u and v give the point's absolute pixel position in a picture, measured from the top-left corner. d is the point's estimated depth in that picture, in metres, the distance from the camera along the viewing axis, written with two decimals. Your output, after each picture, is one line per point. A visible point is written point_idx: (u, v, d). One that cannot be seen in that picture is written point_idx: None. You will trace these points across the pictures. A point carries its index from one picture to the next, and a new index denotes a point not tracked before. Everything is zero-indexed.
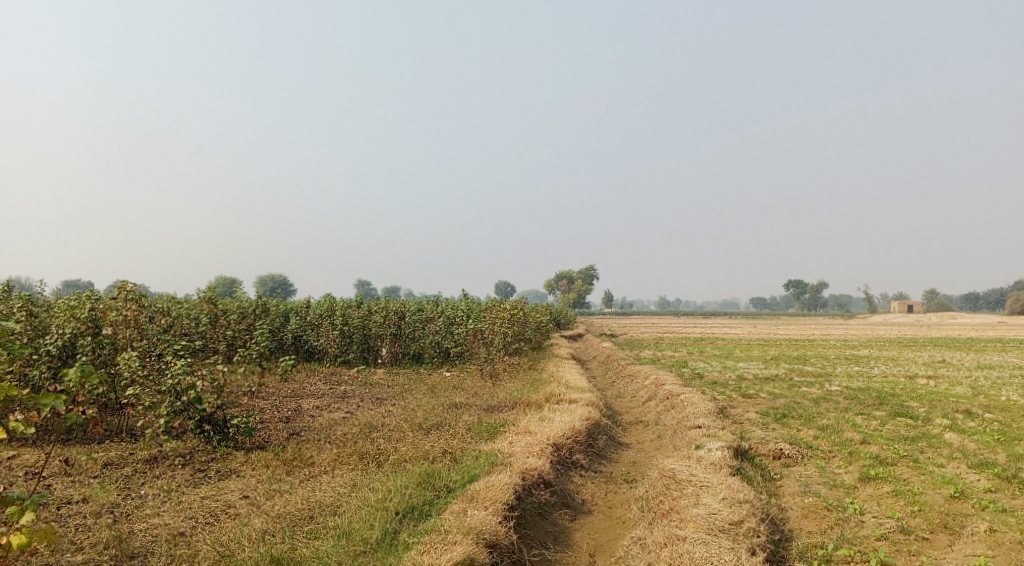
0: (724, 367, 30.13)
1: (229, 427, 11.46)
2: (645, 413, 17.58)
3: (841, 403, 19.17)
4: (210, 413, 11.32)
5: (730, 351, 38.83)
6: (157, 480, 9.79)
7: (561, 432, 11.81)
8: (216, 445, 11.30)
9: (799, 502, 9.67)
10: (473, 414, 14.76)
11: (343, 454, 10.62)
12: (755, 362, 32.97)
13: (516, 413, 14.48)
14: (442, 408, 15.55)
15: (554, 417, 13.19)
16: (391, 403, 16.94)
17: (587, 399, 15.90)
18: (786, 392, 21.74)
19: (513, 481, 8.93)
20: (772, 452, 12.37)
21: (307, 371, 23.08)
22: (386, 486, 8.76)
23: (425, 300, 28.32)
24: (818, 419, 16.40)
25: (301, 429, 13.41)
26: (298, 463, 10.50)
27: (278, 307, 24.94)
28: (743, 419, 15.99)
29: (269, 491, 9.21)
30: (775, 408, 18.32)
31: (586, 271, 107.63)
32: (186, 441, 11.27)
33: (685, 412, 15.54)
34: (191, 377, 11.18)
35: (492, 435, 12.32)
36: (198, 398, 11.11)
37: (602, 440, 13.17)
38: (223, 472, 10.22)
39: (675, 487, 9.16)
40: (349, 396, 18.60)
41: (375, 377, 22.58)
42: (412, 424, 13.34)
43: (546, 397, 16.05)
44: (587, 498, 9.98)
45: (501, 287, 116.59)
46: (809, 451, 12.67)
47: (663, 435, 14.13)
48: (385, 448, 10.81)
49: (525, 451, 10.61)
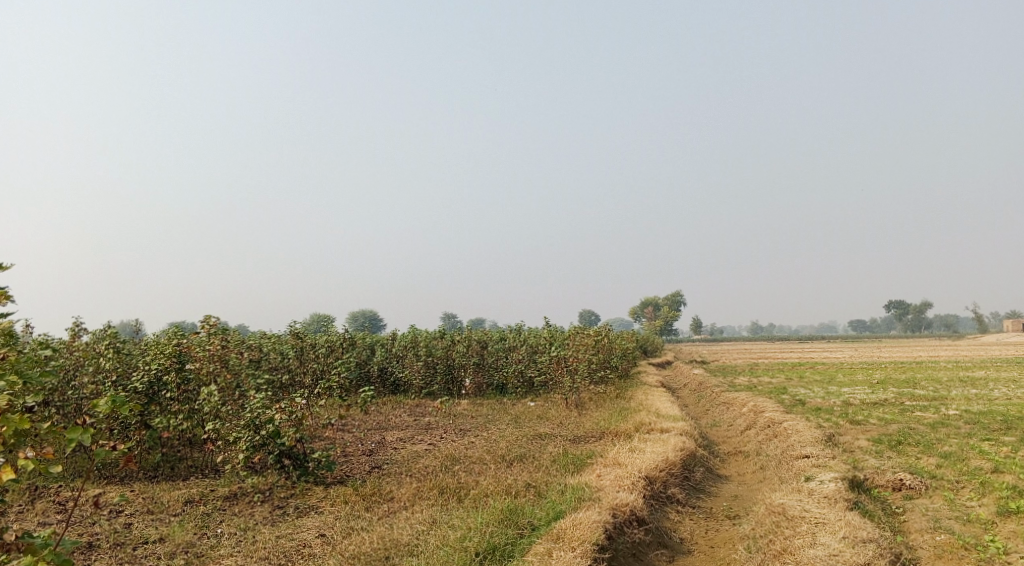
0: (826, 392, 28.19)
1: (309, 461, 11.20)
2: (744, 442, 16.40)
3: (963, 427, 17.36)
4: (289, 447, 11.09)
5: (832, 375, 36.51)
6: (236, 519, 9.66)
7: (653, 463, 10.97)
8: (296, 480, 11.07)
9: (930, 539, 8.46)
10: (559, 444, 14.07)
11: (423, 488, 10.16)
12: (860, 386, 30.76)
13: (604, 443, 13.72)
14: (526, 439, 14.94)
15: (645, 448, 12.35)
16: (474, 434, 16.45)
17: (680, 428, 14.96)
18: (899, 417, 19.97)
19: (602, 518, 8.20)
20: (892, 484, 11.09)
21: (392, 403, 22.96)
22: (466, 523, 8.20)
23: (509, 329, 27.90)
24: (940, 445, 14.79)
25: (384, 463, 13.09)
26: (377, 498, 10.10)
27: (364, 340, 25.12)
28: (854, 447, 14.61)
29: (346, 528, 8.87)
30: (888, 434, 16.73)
31: (671, 296, 105.05)
32: (267, 476, 11.12)
33: (788, 441, 14.36)
34: (269, 411, 11.00)
35: (579, 467, 11.59)
36: (276, 432, 10.91)
37: (699, 472, 12.23)
38: (302, 509, 9.95)
39: (786, 524, 8.18)
40: (433, 428, 18.28)
41: (459, 408, 22.20)
42: (494, 456, 12.78)
43: (636, 426, 15.19)
44: (685, 536, 9.12)
45: (586, 316, 115.41)
46: (934, 481, 11.30)
47: (766, 467, 13.04)
48: (466, 482, 10.29)
49: (615, 484, 9.84)
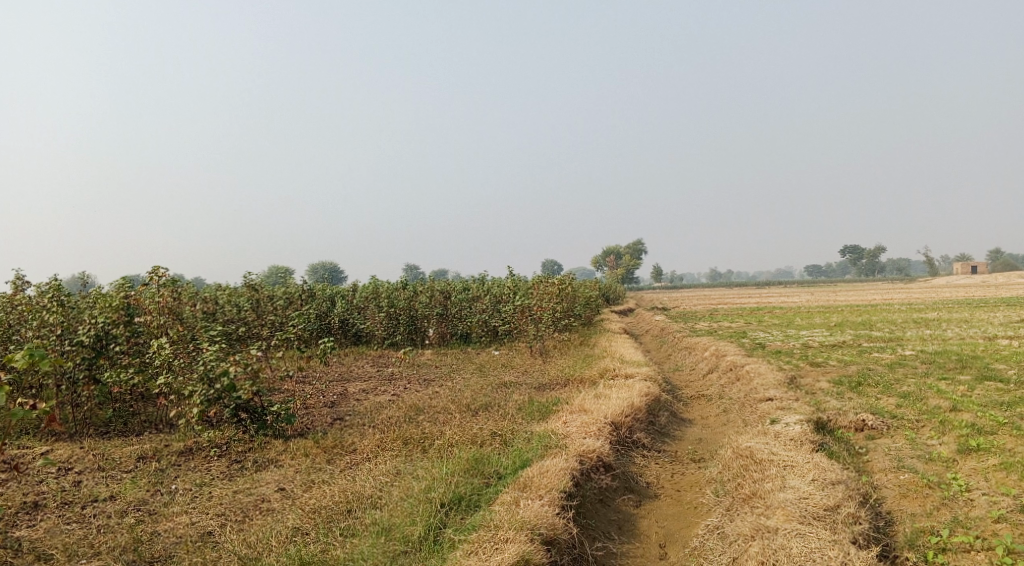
0: (785, 336, 28.65)
1: (268, 414, 10.83)
2: (707, 386, 16.50)
3: (919, 368, 17.74)
4: (246, 400, 10.69)
5: (791, 319, 37.16)
6: (192, 474, 9.31)
7: (619, 409, 10.89)
8: (254, 434, 10.71)
9: (894, 478, 8.55)
10: (524, 393, 13.93)
11: (386, 439, 9.91)
12: (817, 330, 31.34)
13: (569, 391, 13.62)
14: (491, 388, 14.77)
15: (611, 394, 12.26)
16: (439, 384, 16.23)
17: (645, 373, 14.93)
18: (856, 359, 20.33)
19: (570, 465, 8.07)
20: (854, 424, 11.20)
21: (355, 355, 22.59)
22: (430, 474, 7.99)
23: (472, 279, 27.56)
24: (898, 386, 15.07)
25: (346, 415, 12.80)
26: (339, 451, 9.83)
27: (324, 291, 24.55)
28: (815, 389, 14.76)
29: (307, 482, 8.61)
30: (847, 375, 16.99)
31: (633, 244, 105.54)
32: (224, 430, 10.74)
33: (751, 385, 14.45)
34: (223, 364, 10.52)
35: (545, 415, 11.45)
36: (231, 386, 10.47)
37: (664, 417, 12.22)
38: (260, 464, 9.63)
39: (754, 468, 8.17)
40: (396, 378, 18.01)
41: (422, 359, 21.94)
42: (459, 405, 12.58)
43: (601, 373, 15.12)
44: (651, 481, 9.08)
45: (549, 265, 115.61)
46: (894, 421, 11.45)
47: (730, 410, 13.12)
48: (431, 432, 10.07)
49: (581, 431, 9.72)
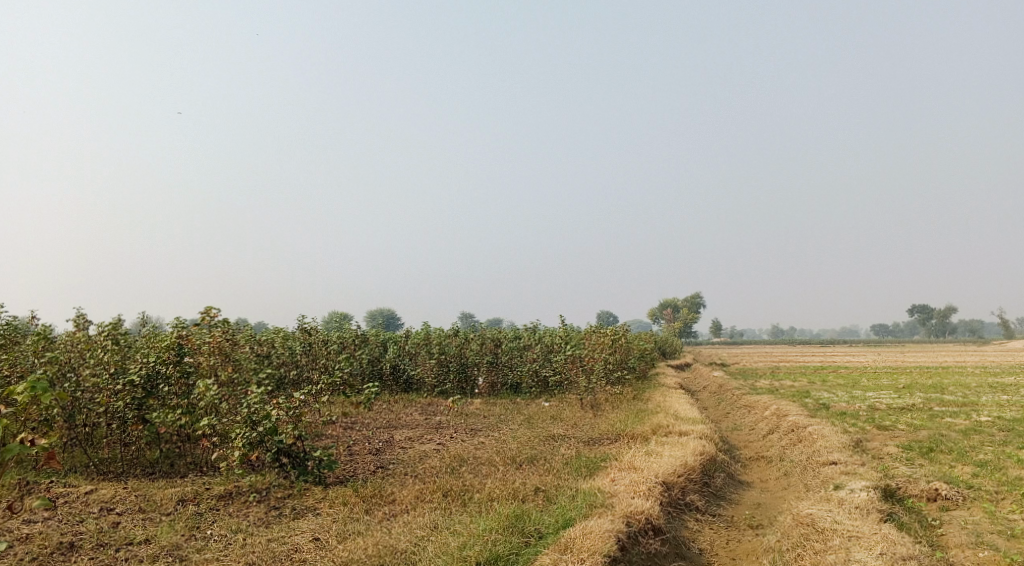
0: (851, 396, 27.30)
1: (309, 460, 10.70)
2: (767, 446, 15.69)
3: (998, 435, 16.49)
4: (288, 445, 10.60)
5: (857, 379, 35.51)
6: (229, 520, 9.23)
7: (671, 468, 10.34)
8: (295, 479, 10.59)
9: (974, 555, 7.76)
10: (572, 447, 13.46)
11: (427, 490, 9.61)
12: (885, 391, 29.78)
13: (619, 446, 13.10)
14: (537, 440, 14.34)
15: (663, 452, 11.70)
16: (485, 435, 15.88)
17: (699, 431, 14.28)
18: (929, 423, 19.10)
19: (615, 527, 7.60)
20: (927, 493, 10.34)
21: (404, 401, 22.47)
22: (467, 530, 7.64)
23: (524, 328, 27.32)
24: (975, 453, 13.99)
25: (390, 463, 12.56)
26: (377, 500, 9.58)
27: (377, 337, 24.69)
28: (883, 454, 13.83)
29: (342, 533, 8.38)
30: (918, 440, 15.91)
31: (691, 297, 103.73)
32: (265, 475, 10.65)
33: (814, 447, 13.64)
34: (267, 407, 10.49)
35: (592, 471, 10.96)
36: (274, 429, 10.41)
37: (719, 478, 11.57)
38: (298, 511, 9.47)
39: (815, 537, 7.55)
40: (443, 427, 17.75)
41: (471, 408, 21.65)
42: (504, 457, 12.20)
43: (653, 429, 14.54)
44: (704, 547, 8.49)
45: (604, 316, 114.60)
46: (972, 492, 10.53)
47: (790, 474, 12.36)
48: (472, 485, 9.73)
49: (629, 491, 9.23)
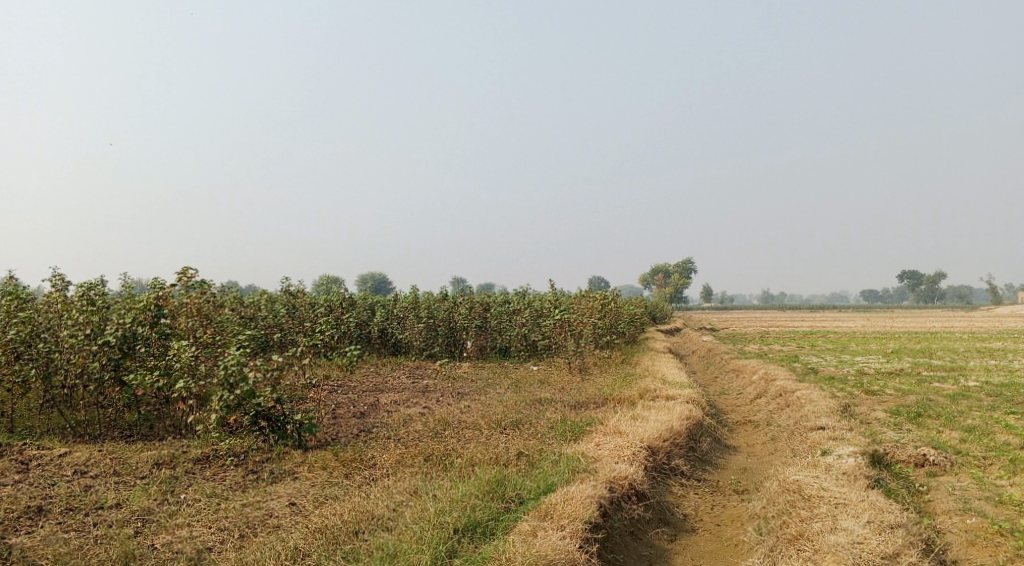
0: (839, 362, 27.32)
1: (288, 424, 10.49)
2: (754, 411, 15.61)
3: (985, 400, 16.44)
4: (267, 408, 10.37)
5: (846, 345, 35.60)
6: (205, 484, 9.05)
7: (656, 433, 10.19)
8: (273, 443, 10.39)
9: (960, 522, 7.64)
10: (558, 411, 13.31)
11: (408, 454, 9.43)
12: (873, 356, 29.82)
13: (605, 411, 12.97)
14: (524, 404, 14.19)
15: (649, 416, 11.55)
16: (471, 398, 15.72)
17: (687, 395, 14.15)
18: (916, 388, 19.07)
19: (598, 493, 7.43)
20: (914, 459, 10.23)
21: (391, 365, 22.28)
22: (446, 495, 7.46)
23: (514, 292, 27.06)
24: (962, 419, 13.92)
25: (373, 426, 12.38)
26: (357, 465, 9.38)
27: (364, 300, 24.40)
28: (871, 419, 13.74)
29: (319, 497, 8.21)
30: (906, 405, 15.85)
31: (682, 263, 103.58)
32: (243, 438, 10.44)
33: (802, 412, 13.55)
34: (244, 369, 10.21)
35: (577, 436, 10.81)
36: (252, 392, 10.15)
37: (706, 443, 11.47)
38: (276, 476, 9.28)
39: (802, 506, 7.38)
40: (430, 390, 17.59)
41: (459, 371, 21.48)
42: (488, 421, 12.03)
43: (640, 393, 14.40)
44: (689, 513, 8.36)
45: (595, 281, 114.84)
46: (959, 457, 10.43)
47: (777, 439, 12.27)
48: (455, 449, 9.56)
49: (614, 456, 9.06)
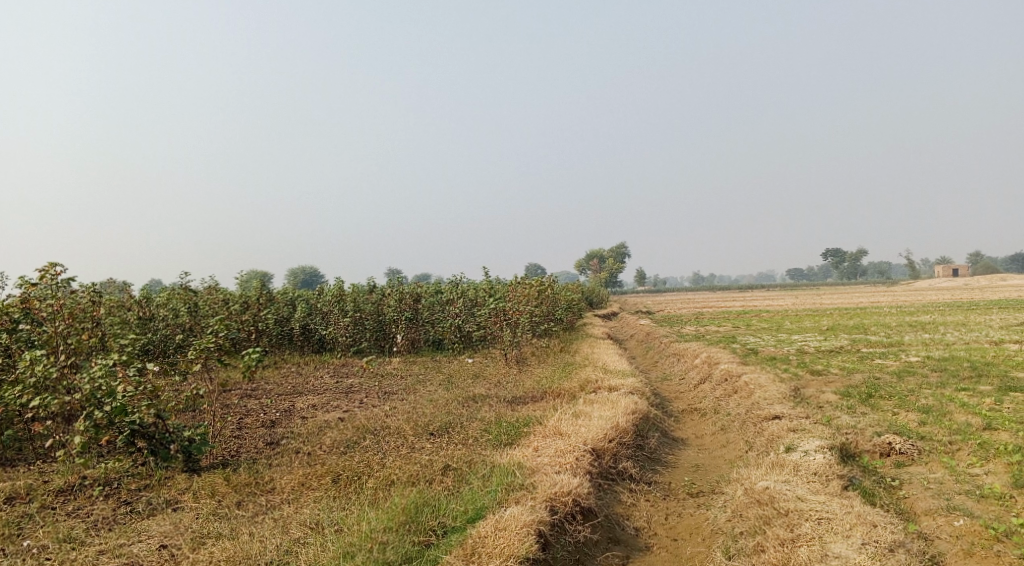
0: (778, 341, 27.01)
1: (173, 443, 8.89)
2: (700, 398, 14.75)
3: (930, 377, 16.03)
4: (144, 425, 8.70)
5: (781, 323, 35.62)
6: (62, 523, 7.42)
7: (602, 432, 9.05)
8: (155, 467, 8.79)
9: (947, 526, 6.76)
10: (493, 409, 12.08)
11: (313, 474, 8.02)
12: (811, 334, 29.70)
13: (543, 407, 11.82)
14: (456, 403, 12.90)
15: (592, 412, 10.41)
16: (400, 398, 14.32)
17: (631, 386, 13.12)
18: (859, 366, 18.65)
19: (536, 519, 6.29)
20: (879, 448, 9.41)
21: (315, 363, 20.64)
22: (353, 529, 6.17)
23: (448, 280, 25.61)
24: (914, 398, 13.32)
25: (282, 438, 10.87)
26: (253, 490, 7.94)
27: (284, 295, 22.56)
28: (823, 403, 13.00)
29: (198, 537, 6.78)
30: (854, 385, 15.25)
31: (617, 248, 104.21)
32: (118, 462, 8.80)
33: (753, 399, 12.72)
34: (114, 381, 8.49)
35: (512, 439, 9.60)
36: (124, 408, 8.47)
37: (654, 438, 10.45)
38: (153, 509, 7.74)
39: (780, 527, 6.40)
40: (355, 390, 16.15)
41: (387, 368, 19.97)
42: (414, 426, 10.67)
43: (581, 384, 13.31)
44: (641, 525, 7.25)
45: (532, 268, 114.88)
46: (924, 443, 9.67)
47: (728, 429, 11.39)
48: (371, 463, 8.19)
49: (554, 464, 7.87)
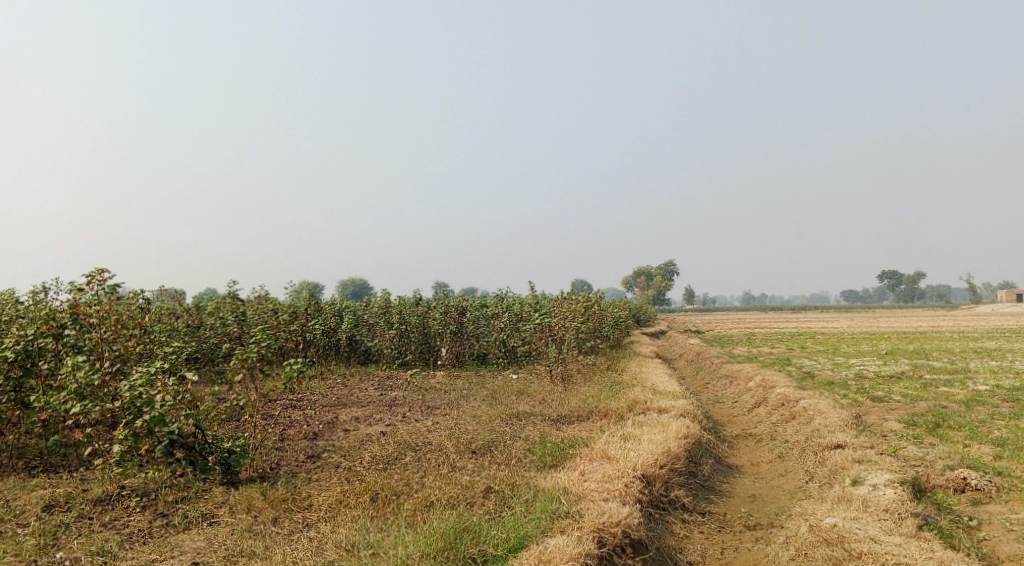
0: (834, 364, 25.98)
1: (212, 455, 8.78)
2: (754, 422, 14.10)
3: (1002, 407, 15.05)
4: (183, 435, 8.61)
5: (837, 346, 34.36)
6: (97, 535, 7.33)
7: (652, 457, 8.60)
8: (193, 479, 8.69)
9: None
10: (538, 428, 11.71)
11: (351, 491, 7.78)
12: (869, 358, 28.52)
13: (590, 428, 11.40)
14: (499, 420, 12.56)
15: (642, 435, 9.96)
16: (443, 413, 14.05)
17: (682, 408, 12.59)
18: (924, 393, 17.69)
19: (582, 552, 5.92)
20: (954, 483, 8.71)
21: (360, 375, 20.56)
22: (389, 556, 5.90)
23: (494, 294, 25.37)
24: (987, 430, 12.47)
25: (322, 451, 10.68)
26: (289, 506, 7.74)
27: (331, 306, 22.61)
28: (887, 432, 12.26)
29: (231, 555, 6.60)
30: (919, 413, 14.41)
31: (665, 266, 102.89)
32: (157, 472, 8.72)
33: (812, 426, 12.07)
34: (154, 390, 8.41)
35: (558, 461, 9.21)
36: (162, 418, 8.38)
37: (707, 465, 9.93)
38: (188, 522, 7.62)
39: None
40: (398, 404, 15.96)
41: (431, 382, 19.76)
42: (457, 443, 10.37)
43: (629, 405, 12.83)
44: (694, 561, 6.79)
45: (578, 283, 114.21)
46: (1004, 479, 8.92)
47: (786, 458, 10.78)
48: (410, 482, 7.91)
49: (602, 490, 7.46)
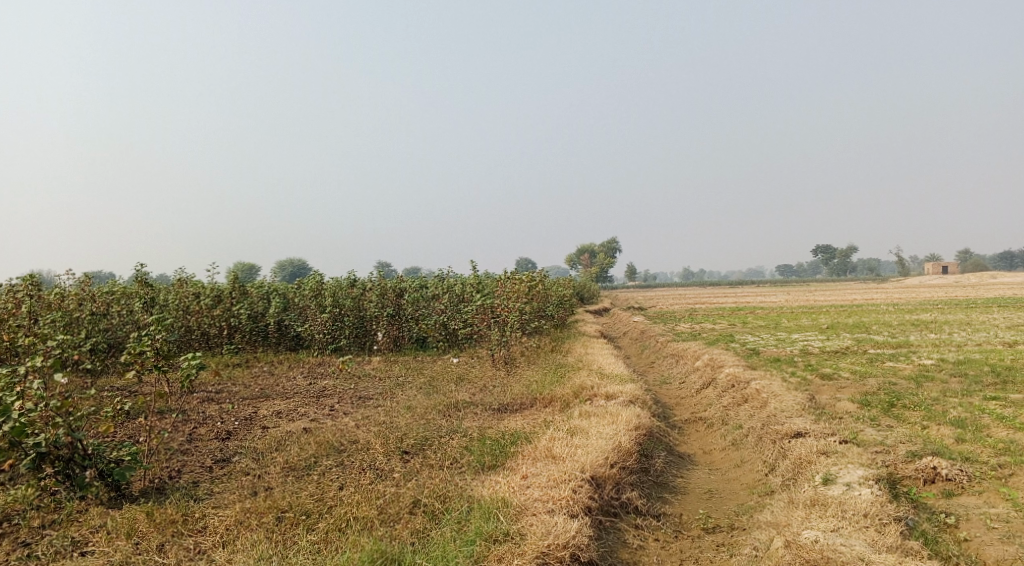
0: (779, 340, 25.74)
1: (89, 469, 7.45)
2: (706, 405, 13.42)
3: (952, 383, 14.73)
4: (54, 446, 7.25)
5: (779, 321, 34.38)
6: None
7: (602, 455, 7.68)
8: (67, 497, 7.36)
9: None
10: (477, 421, 10.68)
11: (253, 510, 6.61)
12: (812, 333, 28.43)
13: (533, 420, 10.44)
14: (435, 412, 11.49)
15: (590, 428, 9.03)
16: (375, 405, 12.91)
17: (631, 393, 11.76)
18: (871, 370, 17.37)
19: None
20: (924, 474, 8.06)
21: (289, 362, 19.20)
22: None
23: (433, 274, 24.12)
24: (942, 409, 12.03)
25: (233, 454, 9.42)
26: (178, 530, 6.54)
27: (259, 288, 21.04)
28: (843, 414, 11.69)
29: None
30: (871, 392, 13.97)
31: (607, 243, 103.00)
32: (23, 491, 7.35)
33: (767, 410, 11.39)
34: (12, 397, 6.99)
35: (497, 462, 8.20)
36: (24, 428, 6.99)
37: (660, 458, 9.08)
38: (54, 553, 6.36)
39: None
40: (329, 394, 14.72)
41: (365, 368, 18.51)
42: (386, 442, 9.26)
43: (575, 391, 11.94)
44: None
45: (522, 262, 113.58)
46: (974, 465, 8.34)
47: (743, 446, 10.04)
48: (324, 498, 6.78)
49: (546, 501, 6.51)
